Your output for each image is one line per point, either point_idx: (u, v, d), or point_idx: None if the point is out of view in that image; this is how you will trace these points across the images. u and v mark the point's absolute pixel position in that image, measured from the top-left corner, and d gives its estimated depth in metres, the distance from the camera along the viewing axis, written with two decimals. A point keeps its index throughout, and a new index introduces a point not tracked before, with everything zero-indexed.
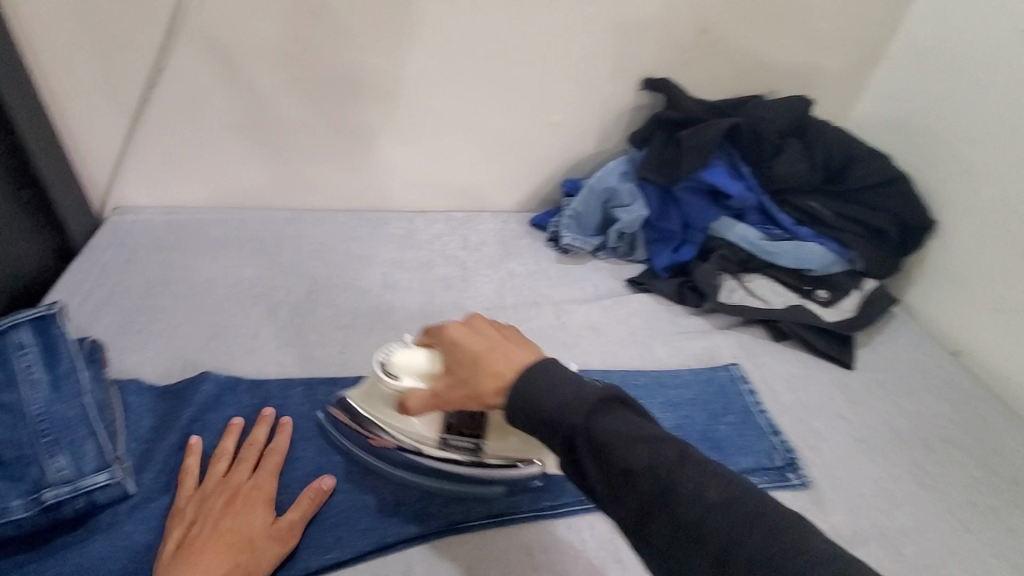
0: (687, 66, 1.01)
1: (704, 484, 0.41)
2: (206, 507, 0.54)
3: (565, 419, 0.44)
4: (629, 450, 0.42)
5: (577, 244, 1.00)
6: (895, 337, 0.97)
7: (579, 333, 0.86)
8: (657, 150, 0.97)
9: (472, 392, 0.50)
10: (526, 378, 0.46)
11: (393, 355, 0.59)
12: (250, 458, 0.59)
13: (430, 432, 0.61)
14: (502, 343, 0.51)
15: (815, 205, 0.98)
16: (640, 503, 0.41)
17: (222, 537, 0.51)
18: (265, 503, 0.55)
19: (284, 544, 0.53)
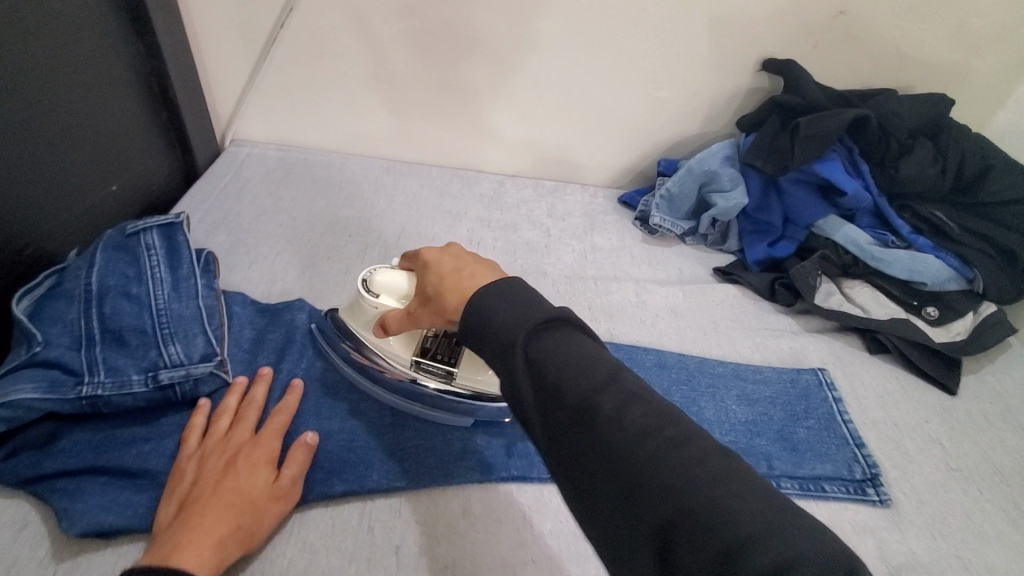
0: (814, 50, 0.94)
1: (629, 406, 0.37)
2: (208, 465, 0.52)
3: (506, 332, 0.41)
4: (565, 367, 0.39)
5: (666, 225, 0.97)
6: (1008, 370, 0.87)
7: (657, 314, 0.84)
8: (769, 134, 0.91)
9: (438, 310, 0.49)
10: (484, 294, 0.43)
11: (376, 275, 0.60)
12: (250, 417, 0.56)
13: (406, 353, 0.62)
14: (471, 265, 0.49)
15: (940, 215, 0.89)
16: (570, 436, 0.38)
17: (227, 497, 0.49)
18: (267, 461, 0.53)
19: (287, 501, 0.52)
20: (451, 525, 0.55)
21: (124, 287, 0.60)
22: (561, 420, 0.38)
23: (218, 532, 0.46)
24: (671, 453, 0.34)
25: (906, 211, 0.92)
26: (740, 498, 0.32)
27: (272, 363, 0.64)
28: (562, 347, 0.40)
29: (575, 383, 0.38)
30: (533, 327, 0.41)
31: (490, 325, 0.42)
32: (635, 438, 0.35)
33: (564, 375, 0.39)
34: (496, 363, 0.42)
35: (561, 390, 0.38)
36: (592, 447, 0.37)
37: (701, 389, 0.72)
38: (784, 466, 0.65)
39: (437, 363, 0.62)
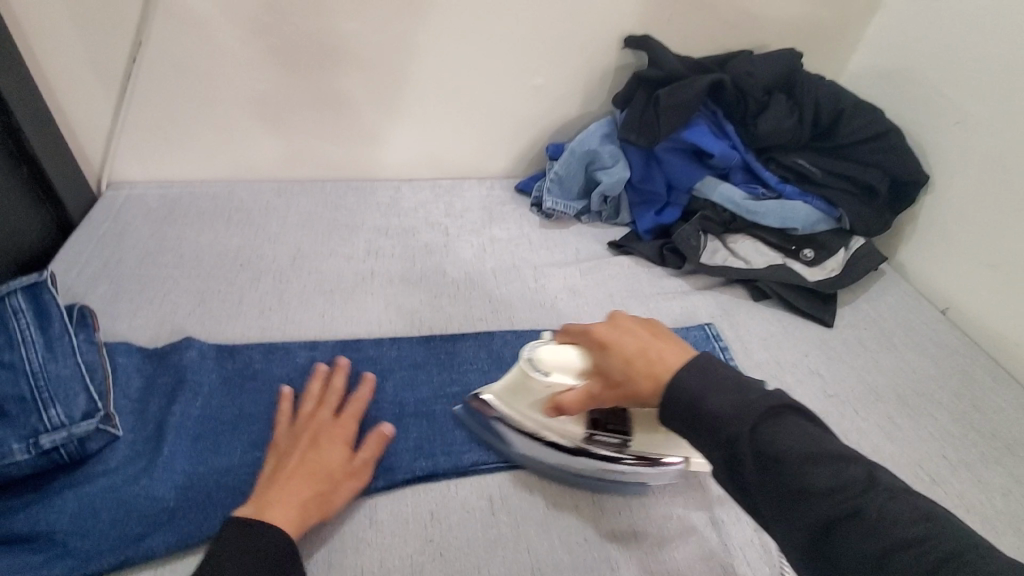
0: (671, 22, 0.98)
1: (890, 511, 0.38)
2: (294, 442, 0.58)
3: (727, 425, 0.43)
4: (805, 467, 0.41)
5: (559, 208, 1.01)
6: (881, 296, 0.95)
7: (556, 296, 0.87)
8: (638, 109, 0.95)
9: (631, 393, 0.51)
10: (683, 376, 0.47)
11: (540, 352, 0.58)
12: (330, 402, 0.63)
13: (578, 428, 0.61)
14: (655, 344, 0.51)
15: (803, 162, 0.96)
16: (812, 528, 0.40)
17: (308, 471, 0.55)
18: (342, 442, 0.59)
19: (358, 478, 0.58)
20: (359, 534, 0.57)
21: None
22: (721, 448, 0.44)
23: (298, 497, 0.53)
24: (925, 554, 0.37)
25: (774, 162, 0.98)
26: (890, 508, 0.39)
27: (164, 407, 0.64)
28: (792, 439, 0.42)
29: (807, 479, 0.40)
30: (754, 418, 0.43)
31: (702, 410, 0.45)
32: (795, 464, 0.41)
33: (797, 468, 0.41)
34: (713, 452, 0.44)
35: (801, 487, 0.41)
36: (813, 518, 0.40)
37: None
38: None
39: (609, 433, 0.61)
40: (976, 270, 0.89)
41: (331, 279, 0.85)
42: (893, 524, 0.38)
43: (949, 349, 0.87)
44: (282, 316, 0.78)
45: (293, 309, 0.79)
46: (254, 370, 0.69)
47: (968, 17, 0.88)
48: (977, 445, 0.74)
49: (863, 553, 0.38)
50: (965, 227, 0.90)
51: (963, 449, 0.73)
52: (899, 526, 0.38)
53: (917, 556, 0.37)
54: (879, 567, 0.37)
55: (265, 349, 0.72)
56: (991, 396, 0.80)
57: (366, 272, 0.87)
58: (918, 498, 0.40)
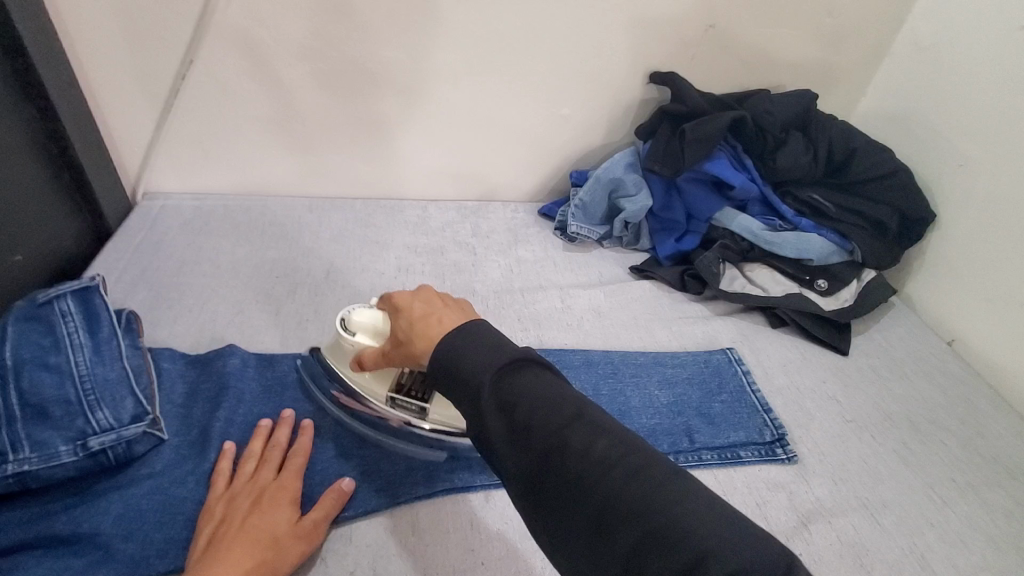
0: (694, 60, 1.03)
1: (593, 440, 0.41)
2: (235, 504, 0.55)
3: (473, 377, 0.44)
4: (533, 409, 0.42)
5: (583, 232, 1.04)
6: (892, 326, 0.98)
7: (582, 316, 0.89)
8: (663, 141, 1.00)
9: (409, 353, 0.53)
10: (460, 331, 0.47)
11: (353, 314, 0.64)
12: (274, 459, 0.60)
13: (381, 389, 0.65)
14: (439, 309, 0.52)
15: (818, 197, 1.01)
16: (536, 469, 0.41)
17: (251, 531, 0.52)
18: (290, 502, 0.56)
19: (310, 540, 0.54)
20: (403, 542, 0.58)
21: (43, 357, 0.59)
22: (468, 398, 0.44)
23: (241, 564, 0.49)
24: (621, 478, 0.39)
25: (789, 196, 1.03)
26: (597, 437, 0.41)
27: (208, 412, 0.65)
28: (530, 387, 0.43)
29: (537, 422, 0.41)
30: (497, 368, 0.44)
31: (457, 365, 0.45)
32: (525, 406, 0.42)
33: (529, 413, 0.42)
34: (466, 404, 0.44)
35: (528, 428, 0.41)
36: (535, 453, 0.41)
37: (628, 380, 0.79)
38: (705, 438, 0.73)
39: (410, 399, 0.64)
40: (982, 306, 0.93)
41: (364, 293, 0.86)
42: (595, 448, 0.40)
43: (958, 380, 0.90)
44: (317, 327, 0.79)
45: (328, 320, 0.81)
46: (292, 381, 0.70)
47: (972, 68, 0.94)
48: (991, 473, 0.76)
49: (580, 476, 0.39)
50: (973, 262, 0.94)
51: (978, 476, 0.75)
52: (596, 449, 0.40)
53: (623, 474, 0.39)
54: (591, 488, 0.39)
55: (304, 359, 0.73)
56: (1001, 426, 0.83)
57: (397, 287, 0.89)
58: (618, 427, 0.43)
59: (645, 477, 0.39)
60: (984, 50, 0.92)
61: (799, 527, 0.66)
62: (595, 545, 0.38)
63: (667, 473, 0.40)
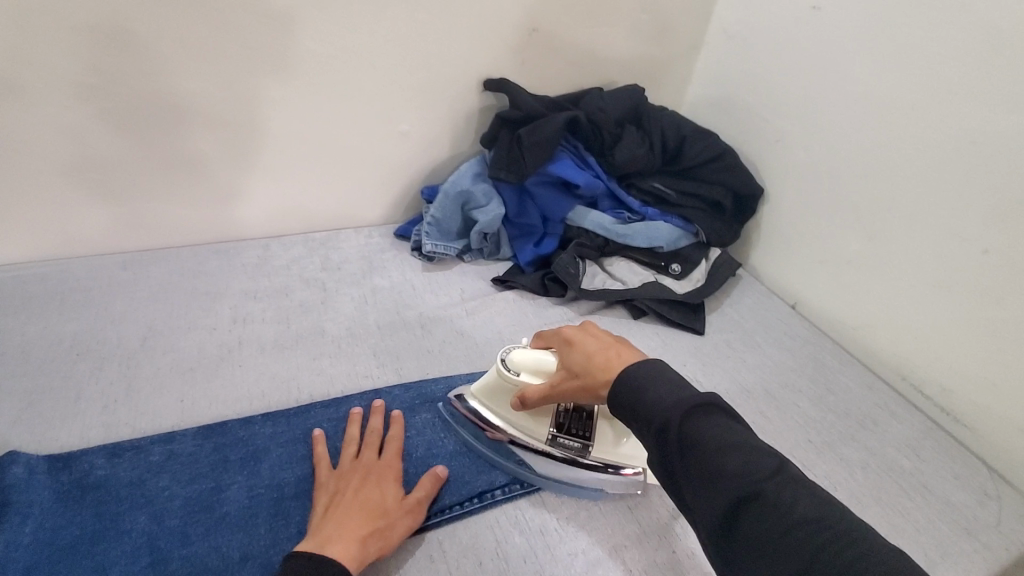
0: (524, 65, 1.03)
1: (798, 499, 0.43)
2: (346, 479, 0.62)
3: (659, 411, 0.49)
4: (723, 454, 0.45)
5: (440, 250, 1.00)
6: (742, 298, 1.04)
7: (445, 340, 0.85)
8: (504, 149, 0.99)
9: (587, 385, 0.60)
10: (646, 365, 0.54)
11: (513, 355, 0.68)
12: (373, 443, 0.66)
13: (542, 430, 0.69)
14: (614, 346, 0.61)
15: (658, 185, 1.05)
16: (729, 507, 0.44)
17: (362, 505, 0.58)
18: (394, 480, 0.63)
19: (412, 516, 0.60)
20: None
21: None
22: (653, 430, 0.49)
23: (355, 533, 0.55)
24: (817, 536, 0.42)
25: (634, 188, 1.06)
26: (797, 494, 0.44)
27: None
28: (718, 432, 0.47)
29: (722, 465, 0.45)
30: (686, 408, 0.48)
31: (643, 399, 0.51)
32: (710, 449, 0.46)
33: (715, 454, 0.45)
34: (649, 435, 0.50)
35: (718, 471, 0.45)
36: (725, 492, 0.44)
37: None
38: None
39: (572, 437, 0.69)
40: (813, 266, 1.01)
41: (191, 356, 0.77)
42: (798, 506, 0.43)
43: (802, 340, 0.97)
44: (132, 408, 0.70)
45: (144, 398, 0.71)
46: (96, 479, 0.61)
47: (775, 52, 1.02)
48: (836, 425, 0.82)
49: (771, 529, 0.42)
50: (800, 230, 1.02)
51: (825, 431, 0.81)
52: (802, 507, 0.43)
53: (830, 540, 0.41)
54: (781, 540, 0.42)
55: (108, 452, 0.64)
56: (841, 377, 0.90)
57: (232, 342, 0.80)
58: (823, 491, 0.45)
59: (847, 547, 0.41)
60: (781, 36, 1.00)
61: (669, 522, 0.67)
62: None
63: (874, 541, 0.41)
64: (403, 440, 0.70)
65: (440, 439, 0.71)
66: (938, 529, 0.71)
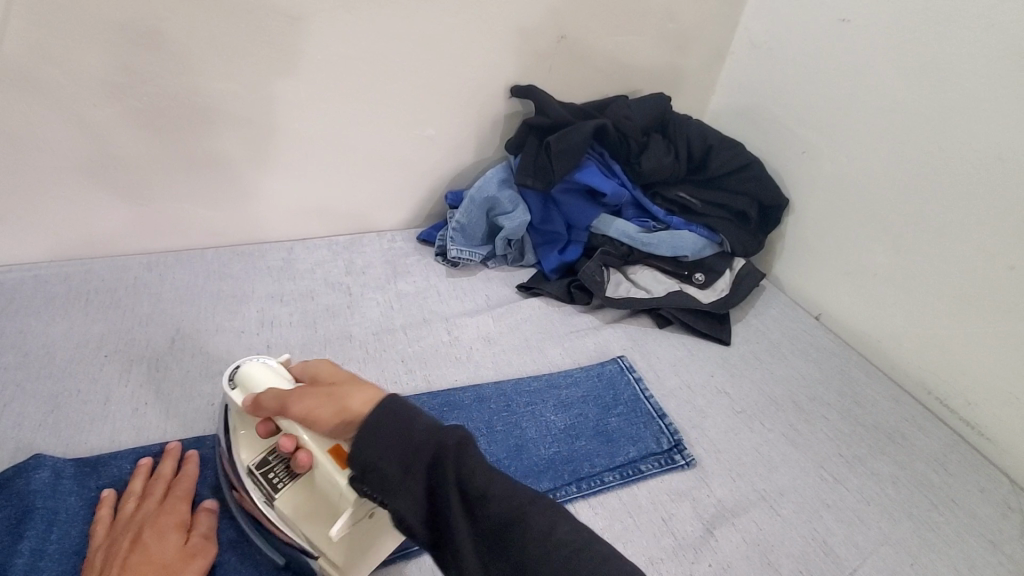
0: (552, 72, 1.03)
1: (550, 521, 0.44)
2: (113, 548, 0.52)
3: (428, 440, 0.46)
4: (486, 478, 0.45)
5: (465, 255, 0.99)
6: (767, 309, 1.03)
7: (471, 346, 0.85)
8: (531, 156, 0.98)
9: (330, 409, 0.51)
10: (388, 406, 0.48)
11: (251, 369, 0.58)
12: (155, 492, 0.58)
13: (246, 461, 0.58)
14: (354, 382, 0.54)
15: (684, 194, 1.05)
16: (490, 538, 0.44)
17: (138, 570, 0.49)
18: (175, 527, 0.55)
19: (205, 556, 0.54)
20: None
21: None
22: (419, 462, 0.46)
23: None
24: (569, 555, 0.43)
25: (658, 196, 1.06)
26: (550, 517, 0.44)
27: (6, 548, 0.54)
28: (478, 457, 0.46)
29: (489, 493, 0.44)
30: (452, 437, 0.46)
31: (411, 432, 0.46)
32: (480, 475, 0.45)
33: (482, 482, 0.45)
34: (417, 470, 0.46)
35: (484, 499, 0.44)
36: (490, 521, 0.44)
37: (523, 411, 0.75)
38: (604, 459, 0.71)
39: (265, 481, 0.57)
40: (839, 278, 1.00)
41: (220, 360, 0.76)
42: (552, 529, 0.44)
43: (829, 352, 0.96)
44: (162, 411, 0.69)
45: (174, 401, 0.70)
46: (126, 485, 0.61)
47: (801, 63, 1.02)
48: (867, 439, 0.81)
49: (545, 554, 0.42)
50: (825, 242, 1.02)
51: (856, 445, 0.80)
52: (554, 529, 0.44)
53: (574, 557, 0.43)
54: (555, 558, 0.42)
55: (138, 456, 0.63)
56: (870, 391, 0.89)
57: (261, 347, 0.79)
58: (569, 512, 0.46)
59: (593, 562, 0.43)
60: (808, 47, 1.00)
61: (705, 535, 0.66)
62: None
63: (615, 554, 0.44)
64: None
65: None
66: (969, 545, 0.70)
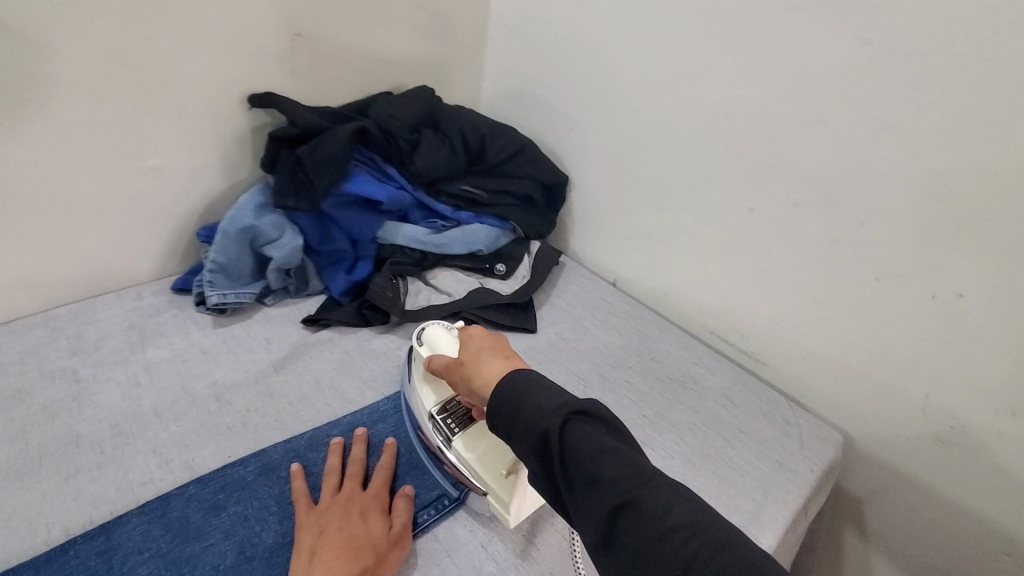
0: (294, 75, 0.91)
1: (671, 502, 0.46)
2: (332, 514, 0.60)
3: (534, 421, 0.50)
4: (603, 459, 0.47)
5: (232, 299, 0.85)
6: (568, 285, 1.06)
7: (249, 406, 0.72)
8: (285, 173, 0.86)
9: (469, 380, 0.60)
10: (509, 383, 0.54)
11: (434, 331, 0.71)
12: (357, 472, 0.65)
13: (429, 405, 0.68)
14: (489, 351, 0.61)
15: (469, 187, 1.01)
16: (607, 516, 0.46)
17: (349, 540, 0.56)
18: (381, 512, 0.61)
19: (402, 544, 0.60)
20: None
21: None
22: (532, 440, 0.50)
23: (347, 573, 0.53)
24: (680, 536, 0.45)
25: (444, 193, 1.01)
26: (667, 498, 0.46)
27: None
28: (592, 439, 0.49)
29: (612, 470, 0.47)
30: (567, 415, 0.50)
31: (520, 408, 0.52)
32: (592, 459, 0.47)
33: (592, 463, 0.47)
34: (530, 444, 0.50)
35: (600, 477, 0.47)
36: (605, 501, 0.46)
37: (319, 469, 0.66)
38: (418, 497, 0.66)
39: (443, 427, 0.67)
40: (623, 243, 1.05)
41: None
42: (667, 511, 0.46)
43: (627, 315, 1.01)
44: None
45: None
46: None
47: (552, 43, 1.03)
48: (665, 393, 0.87)
49: (647, 537, 0.45)
50: (607, 212, 1.06)
51: (657, 401, 0.85)
52: (675, 509, 0.46)
53: (701, 536, 0.44)
54: (655, 547, 0.44)
55: None
56: (665, 344, 0.96)
57: None
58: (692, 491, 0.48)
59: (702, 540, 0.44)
60: (555, 26, 1.01)
61: (527, 548, 0.64)
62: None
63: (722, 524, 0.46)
64: (207, 551, 0.57)
65: (255, 535, 0.59)
66: (759, 471, 0.78)
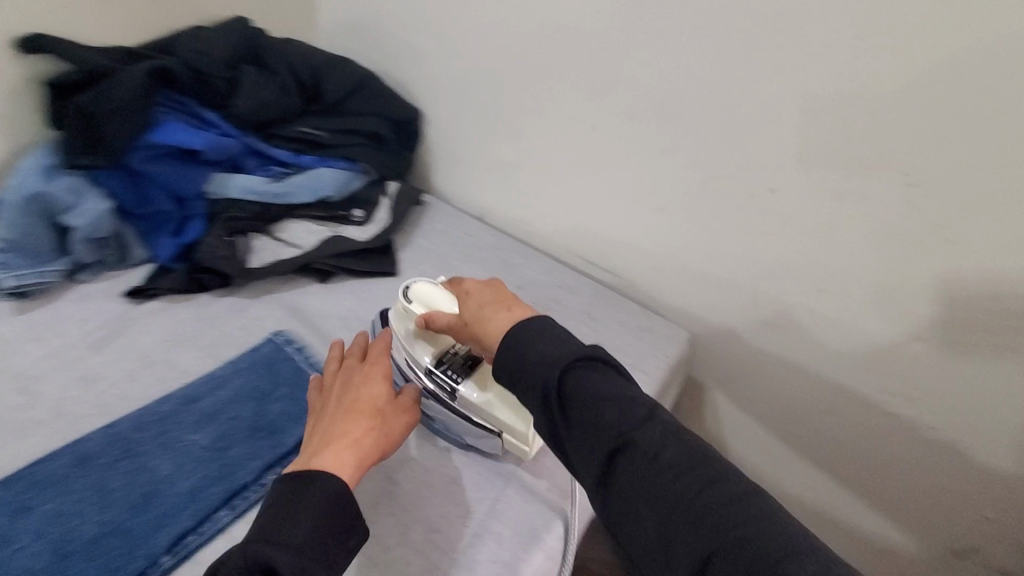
0: (65, 11, 0.77)
1: (665, 447, 0.47)
2: (335, 390, 0.61)
3: (538, 374, 0.51)
4: (602, 409, 0.48)
5: (30, 281, 0.74)
6: (433, 224, 1.02)
7: (63, 396, 0.65)
8: (70, 128, 0.74)
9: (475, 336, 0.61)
10: (517, 337, 0.54)
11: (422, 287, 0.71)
12: (359, 355, 0.66)
13: (427, 356, 0.70)
14: (490, 304, 0.61)
15: (308, 129, 0.93)
16: (604, 463, 0.48)
17: (354, 410, 0.58)
18: (387, 381, 0.63)
19: (409, 414, 0.62)
20: None
21: None
22: (536, 393, 0.51)
23: (354, 438, 0.56)
24: (680, 483, 0.45)
25: (280, 138, 0.93)
26: (668, 445, 0.47)
27: None
28: (596, 387, 0.50)
29: (611, 421, 0.48)
30: (562, 365, 0.51)
31: (523, 364, 0.52)
32: (589, 408, 0.49)
33: (598, 412, 0.48)
34: (534, 399, 0.51)
35: (602, 427, 0.48)
36: (604, 444, 0.48)
37: (142, 453, 0.60)
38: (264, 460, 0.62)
39: (443, 380, 0.69)
40: (485, 176, 1.03)
41: None
42: (667, 457, 0.47)
43: (494, 248, 1.00)
44: None
45: None
46: None
47: None
48: None
49: (643, 481, 0.46)
50: (466, 145, 1.02)
51: None
52: (669, 455, 0.47)
53: (700, 480, 0.46)
54: (658, 487, 0.46)
55: None
56: (530, 272, 0.97)
57: None
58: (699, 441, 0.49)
59: (708, 488, 0.45)
60: None
61: (387, 487, 0.66)
62: (658, 541, 0.45)
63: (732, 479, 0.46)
64: (15, 555, 0.52)
65: (74, 530, 0.54)
66: None
